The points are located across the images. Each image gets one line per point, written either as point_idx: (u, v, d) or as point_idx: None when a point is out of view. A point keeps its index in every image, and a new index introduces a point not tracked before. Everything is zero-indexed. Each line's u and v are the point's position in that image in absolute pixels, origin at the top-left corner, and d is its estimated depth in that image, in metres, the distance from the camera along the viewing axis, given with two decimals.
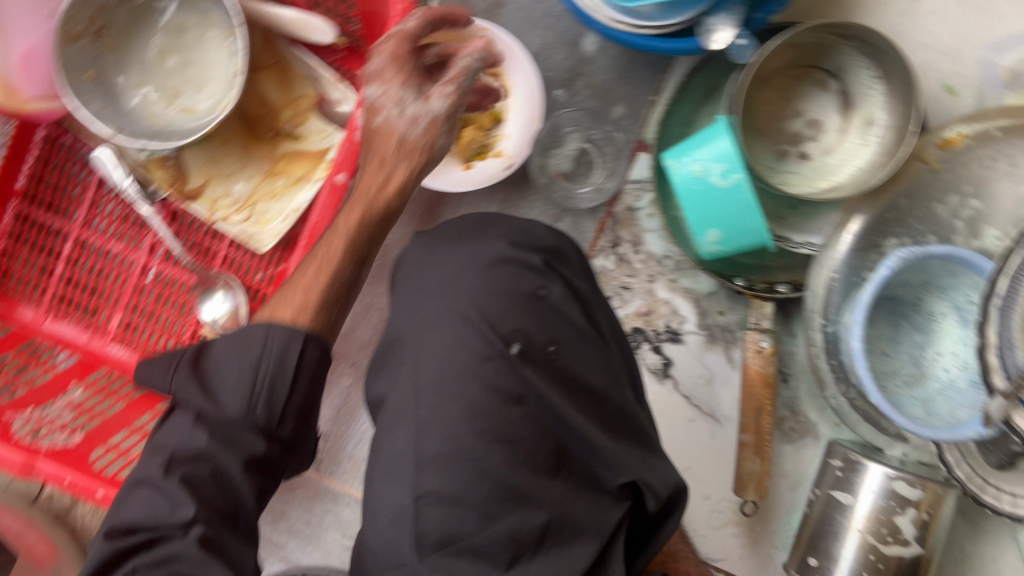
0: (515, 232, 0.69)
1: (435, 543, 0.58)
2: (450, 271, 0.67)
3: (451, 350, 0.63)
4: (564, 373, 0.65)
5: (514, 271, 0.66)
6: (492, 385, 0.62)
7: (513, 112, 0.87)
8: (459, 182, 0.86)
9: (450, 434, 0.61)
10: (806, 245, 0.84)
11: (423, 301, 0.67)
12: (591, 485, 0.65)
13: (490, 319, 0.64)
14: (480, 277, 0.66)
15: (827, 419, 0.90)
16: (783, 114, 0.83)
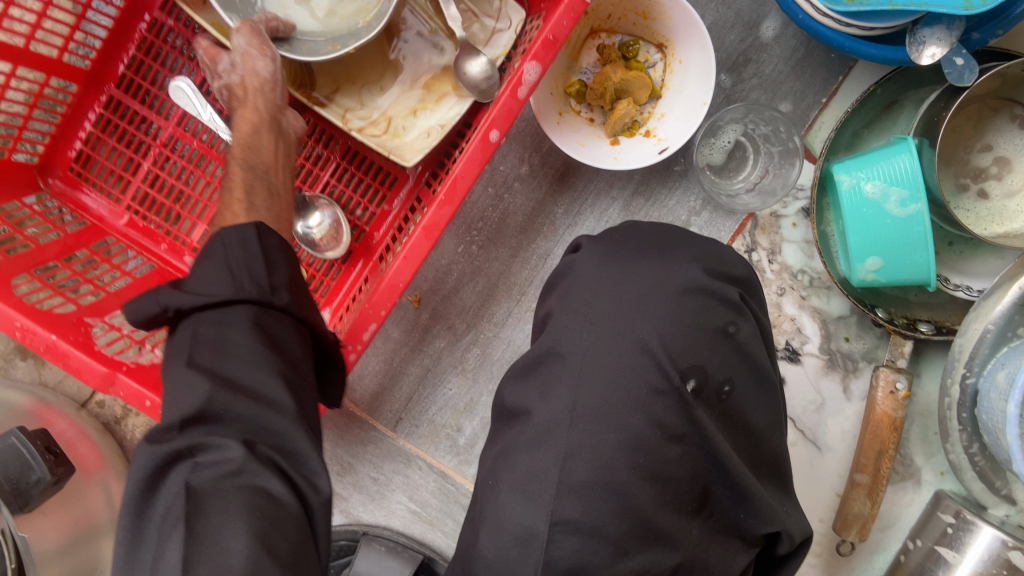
0: (706, 256, 0.58)
1: (563, 574, 0.50)
2: (635, 289, 0.55)
3: (619, 381, 0.53)
4: (733, 417, 0.55)
5: (705, 302, 0.54)
6: (659, 422, 0.52)
7: (674, 92, 0.82)
8: (607, 160, 0.79)
9: (601, 466, 0.51)
10: (964, 290, 0.79)
11: (594, 310, 0.55)
12: (729, 529, 0.56)
13: (672, 350, 0.53)
14: (669, 306, 0.54)
15: (933, 466, 0.87)
16: (970, 145, 0.77)
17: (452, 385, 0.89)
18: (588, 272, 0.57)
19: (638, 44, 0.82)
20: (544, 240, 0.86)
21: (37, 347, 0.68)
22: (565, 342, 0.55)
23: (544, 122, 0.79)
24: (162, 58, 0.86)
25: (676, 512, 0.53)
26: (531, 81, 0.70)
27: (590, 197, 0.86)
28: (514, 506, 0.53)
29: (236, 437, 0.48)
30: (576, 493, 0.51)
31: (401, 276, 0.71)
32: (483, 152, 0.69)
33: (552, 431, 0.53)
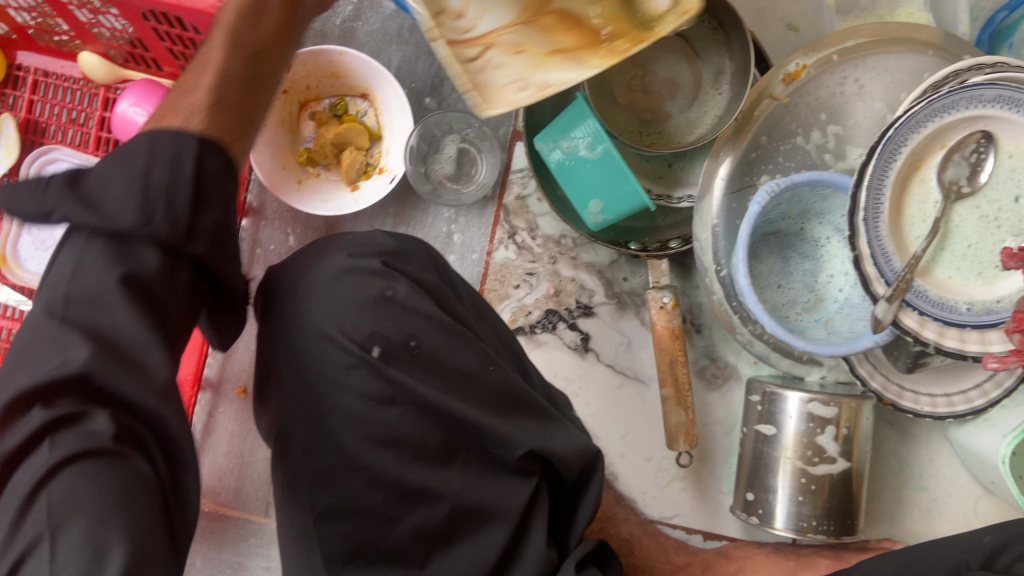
0: (350, 241, 0.65)
1: (345, 556, 0.59)
2: (298, 296, 0.63)
3: (313, 374, 0.60)
4: (432, 364, 0.61)
5: (359, 276, 0.62)
6: (362, 393, 0.59)
7: (389, 129, 0.90)
8: (349, 205, 0.87)
9: (336, 450, 0.59)
10: (686, 199, 0.88)
11: (276, 325, 0.63)
12: (494, 467, 0.63)
13: (343, 330, 0.60)
14: (329, 289, 0.62)
15: (745, 359, 0.94)
16: (639, 80, 0.87)
17: None
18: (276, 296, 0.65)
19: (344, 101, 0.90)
20: None
21: None
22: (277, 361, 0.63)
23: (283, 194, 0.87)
24: None
25: (421, 466, 0.60)
26: None
27: None
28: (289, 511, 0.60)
29: None
30: (327, 487, 0.59)
31: None
32: None
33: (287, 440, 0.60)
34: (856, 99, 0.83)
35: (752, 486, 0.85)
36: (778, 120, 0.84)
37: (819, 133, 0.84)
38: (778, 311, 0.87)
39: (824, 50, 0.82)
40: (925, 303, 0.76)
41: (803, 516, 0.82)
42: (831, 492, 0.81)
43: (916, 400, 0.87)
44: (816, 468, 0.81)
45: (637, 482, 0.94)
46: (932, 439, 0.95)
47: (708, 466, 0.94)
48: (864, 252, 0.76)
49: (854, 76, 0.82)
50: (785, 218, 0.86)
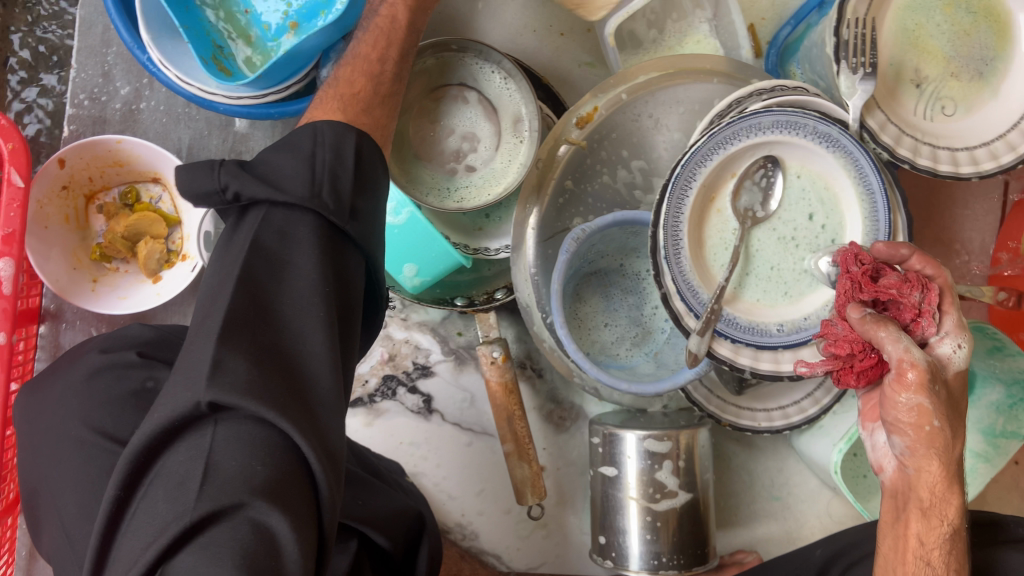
0: (105, 341, 0.67)
1: None
2: (56, 404, 0.64)
3: (78, 479, 0.58)
4: None
5: (115, 372, 0.64)
6: None
7: (186, 213, 0.86)
8: (151, 300, 0.83)
9: None
10: (503, 249, 0.86)
11: (38, 440, 0.63)
12: None
13: (105, 429, 0.60)
14: (86, 391, 0.63)
15: (590, 398, 0.94)
16: (438, 135, 0.86)
17: None
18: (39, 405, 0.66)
19: (132, 190, 0.86)
20: None
21: None
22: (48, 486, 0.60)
23: (75, 297, 0.82)
24: None
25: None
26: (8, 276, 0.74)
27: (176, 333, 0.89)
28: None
29: None
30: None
31: None
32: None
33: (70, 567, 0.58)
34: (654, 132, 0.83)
35: (603, 529, 0.85)
36: (580, 163, 0.84)
37: (624, 170, 0.84)
38: (607, 350, 0.86)
39: (612, 90, 0.82)
40: (736, 329, 0.76)
41: (655, 553, 0.81)
42: (678, 525, 0.82)
43: (754, 418, 0.88)
44: (659, 505, 0.82)
45: (498, 536, 0.93)
46: (779, 450, 0.97)
47: (567, 511, 0.93)
48: (670, 289, 0.76)
49: (643, 113, 0.83)
50: (603, 256, 0.86)
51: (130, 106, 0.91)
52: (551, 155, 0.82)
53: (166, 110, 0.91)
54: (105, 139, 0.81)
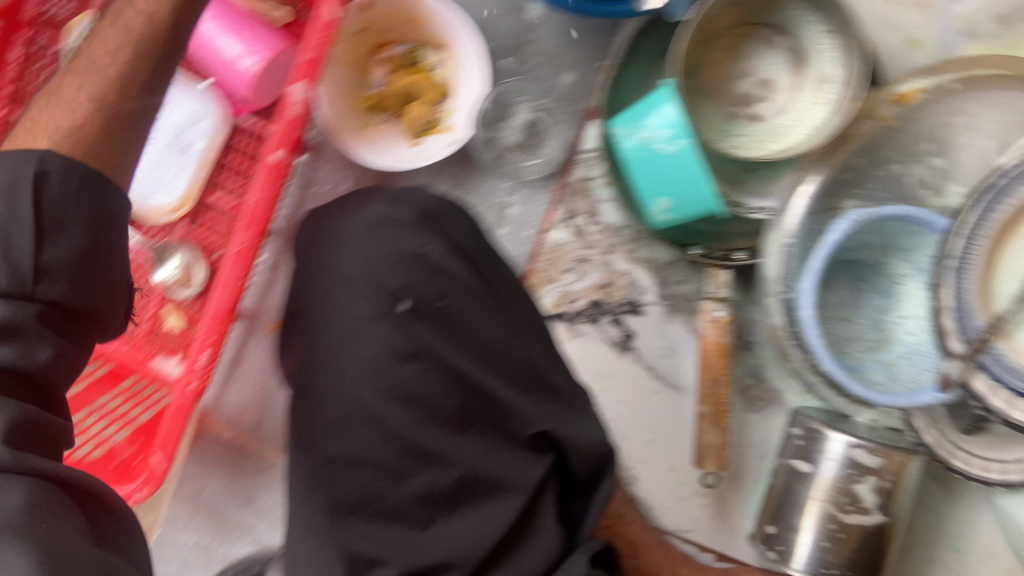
0: (397, 196, 0.65)
1: (347, 509, 0.56)
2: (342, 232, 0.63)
3: (342, 323, 0.60)
4: (455, 324, 0.61)
5: (398, 230, 0.62)
6: (387, 344, 0.59)
7: (460, 86, 0.86)
8: (407, 161, 0.84)
9: (355, 397, 0.58)
10: (761, 210, 0.82)
11: (311, 269, 0.63)
12: (505, 439, 0.62)
13: (377, 277, 0.60)
14: (369, 240, 0.62)
15: (793, 387, 0.89)
16: (732, 74, 0.81)
17: None
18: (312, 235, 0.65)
19: (419, 51, 0.87)
20: None
21: None
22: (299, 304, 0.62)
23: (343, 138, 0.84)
24: None
25: (435, 426, 0.59)
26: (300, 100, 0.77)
27: None
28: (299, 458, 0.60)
29: None
30: (338, 432, 0.58)
31: (221, 304, 0.79)
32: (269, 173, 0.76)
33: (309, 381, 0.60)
34: (965, 132, 0.75)
35: (774, 520, 0.82)
36: (877, 143, 0.77)
37: (921, 166, 0.77)
38: (839, 345, 0.81)
39: (942, 74, 0.73)
40: (1004, 369, 0.64)
41: (825, 562, 0.78)
42: (859, 543, 0.78)
43: (968, 462, 0.78)
44: (847, 517, 0.77)
45: (657, 490, 0.91)
46: (976, 502, 0.89)
47: (734, 488, 0.90)
48: (945, 304, 0.68)
49: (969, 111, 0.74)
50: (865, 248, 0.80)
51: None
52: (849, 126, 0.76)
53: None
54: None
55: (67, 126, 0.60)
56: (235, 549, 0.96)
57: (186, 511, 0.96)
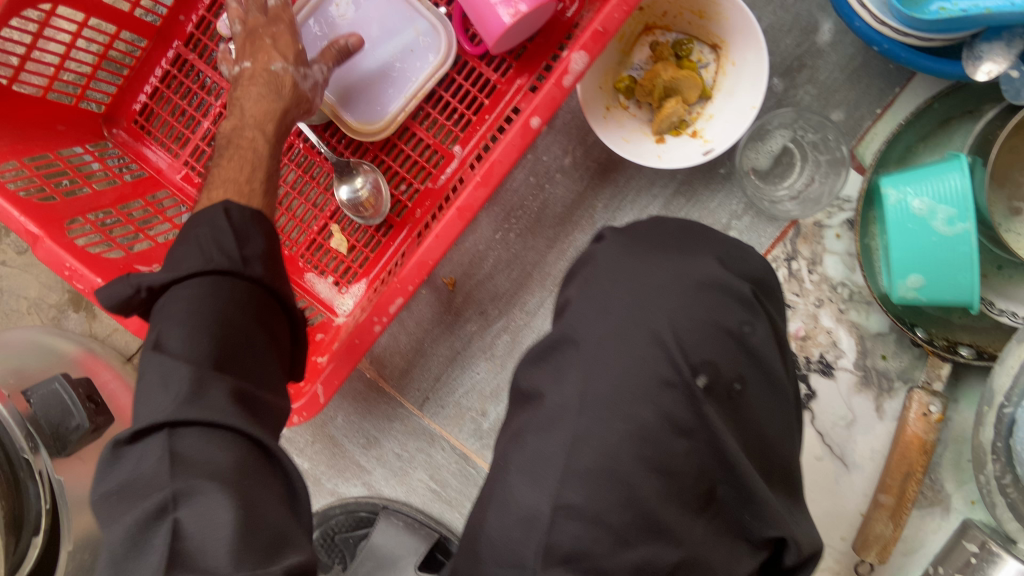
0: (725, 253, 0.57)
1: (563, 555, 0.48)
2: (654, 274, 0.53)
3: (628, 373, 0.52)
4: (742, 414, 0.54)
5: (721, 296, 0.53)
6: (667, 414, 0.51)
7: (724, 93, 0.80)
8: (651, 159, 0.79)
9: (610, 452, 0.51)
10: (1007, 314, 0.77)
11: (608, 294, 0.55)
12: (734, 530, 0.54)
13: (684, 343, 0.52)
14: (685, 295, 0.53)
15: (963, 494, 0.85)
16: None
17: (480, 370, 0.90)
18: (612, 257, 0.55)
19: (691, 43, 0.81)
20: (582, 233, 0.86)
21: (82, 287, 0.79)
22: (580, 328, 0.54)
23: (590, 115, 0.79)
24: (206, 51, 0.95)
25: (679, 507, 0.51)
26: (577, 71, 0.71)
27: (631, 194, 0.85)
28: (521, 489, 0.52)
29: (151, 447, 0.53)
30: (579, 479, 0.51)
31: (431, 255, 0.75)
32: (523, 138, 0.72)
33: (564, 415, 0.53)
34: None
35: None
36: None
37: None
38: None
39: None
40: None
41: None
42: None
43: None
44: None
45: None
46: None
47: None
48: None
49: None
50: None
51: None
52: None
53: None
54: None
55: (242, 185, 0.73)
56: (346, 488, 0.93)
57: (307, 437, 0.93)
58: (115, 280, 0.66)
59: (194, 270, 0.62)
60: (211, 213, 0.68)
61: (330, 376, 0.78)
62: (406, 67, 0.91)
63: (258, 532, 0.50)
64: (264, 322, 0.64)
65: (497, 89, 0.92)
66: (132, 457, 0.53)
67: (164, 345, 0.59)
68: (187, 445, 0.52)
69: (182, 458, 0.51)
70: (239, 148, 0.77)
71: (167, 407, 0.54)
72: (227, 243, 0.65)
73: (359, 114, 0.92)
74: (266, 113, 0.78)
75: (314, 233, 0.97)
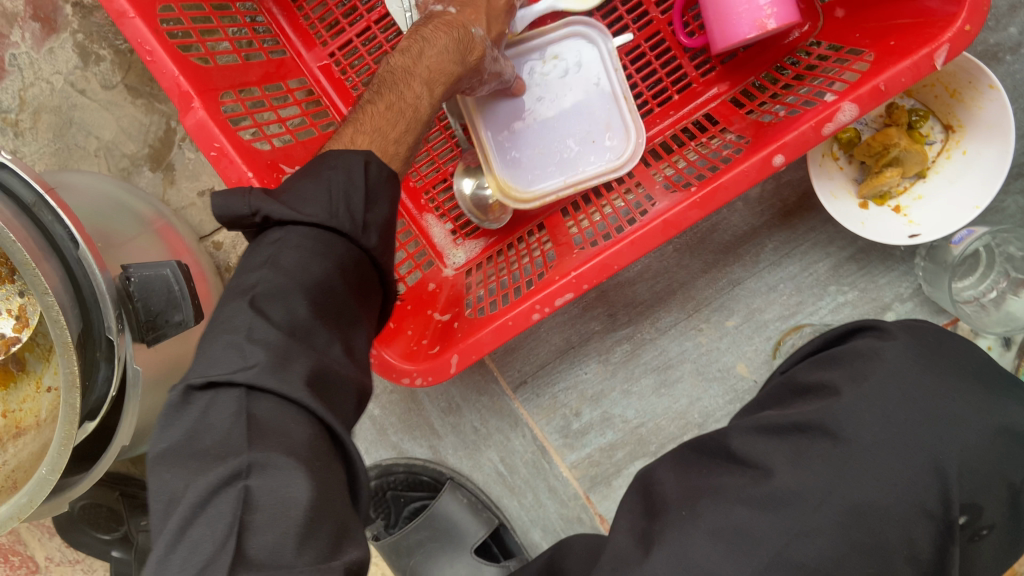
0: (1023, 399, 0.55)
1: None
2: (955, 409, 0.51)
3: (893, 493, 0.49)
4: (967, 559, 0.54)
5: (1014, 447, 0.52)
6: (914, 542, 0.49)
7: (941, 177, 0.76)
8: (854, 224, 0.75)
9: (839, 555, 0.49)
10: None
11: (895, 402, 0.52)
12: None
13: (961, 481, 0.50)
14: (983, 438, 0.51)
15: None
16: None
17: (589, 371, 0.86)
18: (898, 368, 0.53)
19: (927, 116, 0.76)
20: (742, 267, 0.83)
21: (229, 176, 0.69)
22: (847, 425, 0.51)
23: (810, 160, 0.75)
24: None
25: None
26: (842, 122, 0.65)
27: (806, 244, 0.81)
28: (710, 553, 0.50)
29: (227, 399, 0.42)
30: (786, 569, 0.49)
31: (624, 262, 0.70)
32: (761, 173, 0.66)
33: (797, 501, 0.50)
34: None
35: None
36: None
37: None
38: None
39: None
40: None
41: None
42: None
43: None
44: None
45: None
46: None
47: None
48: None
49: None
50: None
51: (997, 43, 0.77)
52: None
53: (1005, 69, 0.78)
54: (987, 73, 0.70)
55: (388, 141, 0.61)
56: (410, 446, 0.88)
57: (386, 385, 0.87)
58: (231, 193, 0.52)
59: (313, 218, 0.51)
60: (351, 161, 0.54)
61: (469, 348, 0.71)
62: (580, 153, 0.84)
63: (331, 527, 0.39)
64: (361, 301, 0.52)
65: (692, 88, 0.86)
66: (197, 407, 0.42)
67: (256, 302, 0.47)
68: (263, 409, 0.41)
69: (257, 426, 0.40)
70: (397, 99, 0.63)
71: (241, 368, 0.42)
72: (356, 200, 0.53)
73: (513, 177, 0.84)
74: (442, 67, 0.65)
75: (448, 172, 0.90)
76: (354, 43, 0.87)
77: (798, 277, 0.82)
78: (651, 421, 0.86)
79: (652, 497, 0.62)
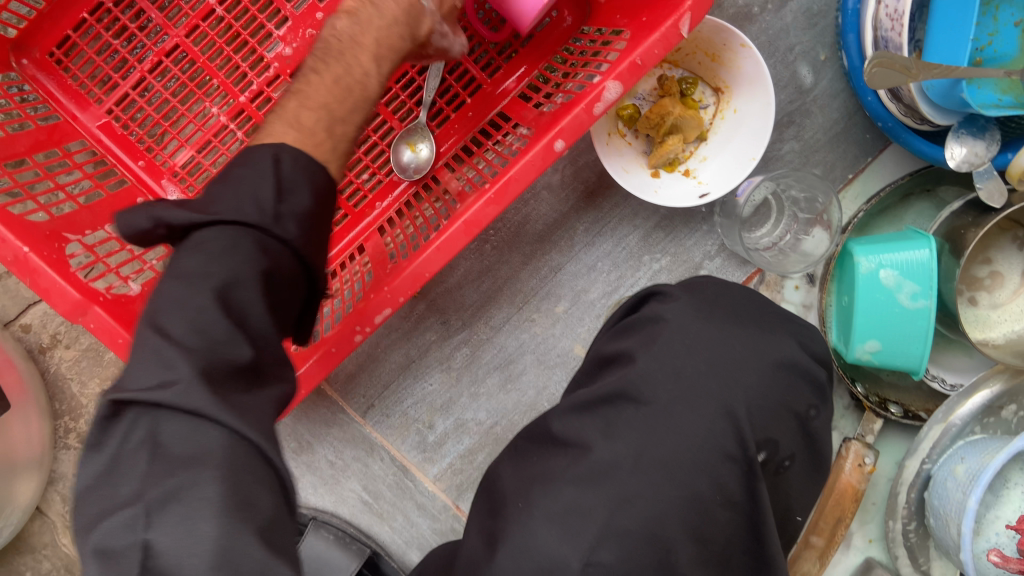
0: (800, 334, 0.60)
1: None
2: (735, 353, 0.56)
3: (692, 445, 0.53)
4: (782, 491, 0.58)
5: (792, 380, 0.58)
6: (723, 486, 0.53)
7: (720, 137, 0.81)
8: (647, 194, 0.78)
9: (655, 514, 0.51)
10: (940, 381, 0.86)
11: (682, 366, 0.56)
12: None
13: (752, 422, 0.55)
14: (763, 377, 0.56)
15: (863, 532, 0.93)
16: (974, 255, 0.83)
17: (434, 382, 0.86)
18: (681, 324, 0.58)
19: (695, 83, 0.81)
20: (559, 253, 0.85)
21: (6, 258, 0.65)
22: (645, 388, 0.55)
23: (595, 141, 0.78)
24: None
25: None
26: (610, 100, 0.68)
27: (613, 222, 0.85)
28: (546, 537, 0.51)
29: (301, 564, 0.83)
30: (617, 538, 0.51)
31: (433, 268, 0.70)
32: (544, 160, 0.68)
33: (613, 475, 0.53)
34: None
35: None
36: None
37: None
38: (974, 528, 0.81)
39: None
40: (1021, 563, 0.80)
41: None
42: None
43: None
44: None
45: None
46: None
47: None
48: None
49: None
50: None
51: (747, 7, 0.82)
52: None
53: (767, 36, 0.83)
54: (737, 35, 0.75)
55: (336, 121, 0.60)
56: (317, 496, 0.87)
57: None
58: (134, 209, 0.52)
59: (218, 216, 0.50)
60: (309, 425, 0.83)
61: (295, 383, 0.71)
62: None
63: (249, 532, 0.38)
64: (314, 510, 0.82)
65: (482, 89, 0.87)
66: (116, 437, 0.41)
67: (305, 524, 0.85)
68: (176, 431, 0.40)
69: (164, 452, 0.40)
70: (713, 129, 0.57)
71: (162, 388, 0.41)
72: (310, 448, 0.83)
73: None
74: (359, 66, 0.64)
75: None
76: (134, 97, 0.85)
77: (612, 253, 0.85)
78: (503, 419, 0.86)
79: (494, 493, 0.62)
